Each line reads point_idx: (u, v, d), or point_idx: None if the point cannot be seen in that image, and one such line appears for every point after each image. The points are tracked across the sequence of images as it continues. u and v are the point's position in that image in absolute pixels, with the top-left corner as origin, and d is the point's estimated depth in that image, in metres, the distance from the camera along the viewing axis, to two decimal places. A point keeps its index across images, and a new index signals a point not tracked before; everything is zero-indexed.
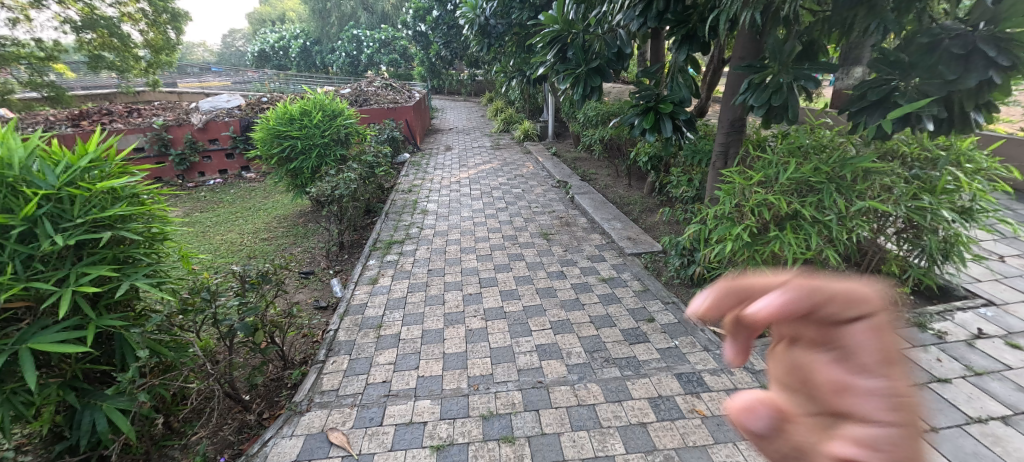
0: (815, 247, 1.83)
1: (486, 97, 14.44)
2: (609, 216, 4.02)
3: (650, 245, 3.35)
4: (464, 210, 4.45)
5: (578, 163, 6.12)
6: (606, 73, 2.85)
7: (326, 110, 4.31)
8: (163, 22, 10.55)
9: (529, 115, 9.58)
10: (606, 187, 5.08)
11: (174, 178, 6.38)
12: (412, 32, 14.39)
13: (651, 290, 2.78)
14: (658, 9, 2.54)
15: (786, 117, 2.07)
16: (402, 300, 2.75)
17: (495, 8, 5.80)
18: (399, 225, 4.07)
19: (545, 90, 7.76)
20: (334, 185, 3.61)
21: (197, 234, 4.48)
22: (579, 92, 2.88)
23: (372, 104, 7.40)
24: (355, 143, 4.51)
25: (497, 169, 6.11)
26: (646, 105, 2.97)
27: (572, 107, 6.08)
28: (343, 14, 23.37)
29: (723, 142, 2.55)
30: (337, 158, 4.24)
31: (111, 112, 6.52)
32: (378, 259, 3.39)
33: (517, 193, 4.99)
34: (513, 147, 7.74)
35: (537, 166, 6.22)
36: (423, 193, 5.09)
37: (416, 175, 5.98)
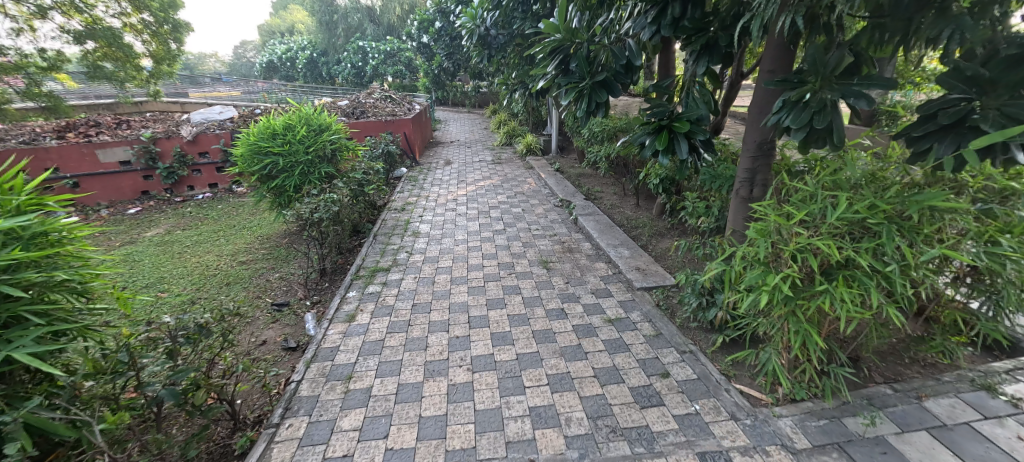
0: (873, 304, 1.47)
1: (490, 109, 14.28)
2: (615, 242, 3.68)
3: (661, 278, 3.00)
4: (459, 232, 4.13)
5: (583, 180, 5.80)
6: (614, 87, 2.54)
7: (312, 125, 4.03)
8: (167, 33, 10.50)
9: (534, 129, 9.30)
10: (613, 208, 4.75)
11: (162, 192, 6.19)
12: (416, 44, 14.34)
13: (665, 335, 2.42)
14: (674, 15, 2.23)
15: (831, 142, 1.73)
16: (379, 344, 2.41)
17: (496, 18, 5.54)
18: (387, 249, 3.75)
19: (549, 103, 7.50)
20: (313, 207, 3.29)
21: (173, 256, 4.19)
22: (582, 108, 2.56)
23: (370, 116, 7.17)
24: (344, 160, 4.22)
25: (497, 185, 5.81)
26: (658, 124, 2.65)
27: (576, 122, 5.79)
28: (350, 26, 23.48)
29: (749, 168, 2.23)
30: (322, 176, 3.94)
31: (100, 124, 6.35)
32: (358, 290, 3.05)
33: (516, 212, 4.69)
34: (515, 161, 7.46)
35: (539, 182, 5.92)
36: (417, 212, 4.78)
37: (411, 191, 5.70)
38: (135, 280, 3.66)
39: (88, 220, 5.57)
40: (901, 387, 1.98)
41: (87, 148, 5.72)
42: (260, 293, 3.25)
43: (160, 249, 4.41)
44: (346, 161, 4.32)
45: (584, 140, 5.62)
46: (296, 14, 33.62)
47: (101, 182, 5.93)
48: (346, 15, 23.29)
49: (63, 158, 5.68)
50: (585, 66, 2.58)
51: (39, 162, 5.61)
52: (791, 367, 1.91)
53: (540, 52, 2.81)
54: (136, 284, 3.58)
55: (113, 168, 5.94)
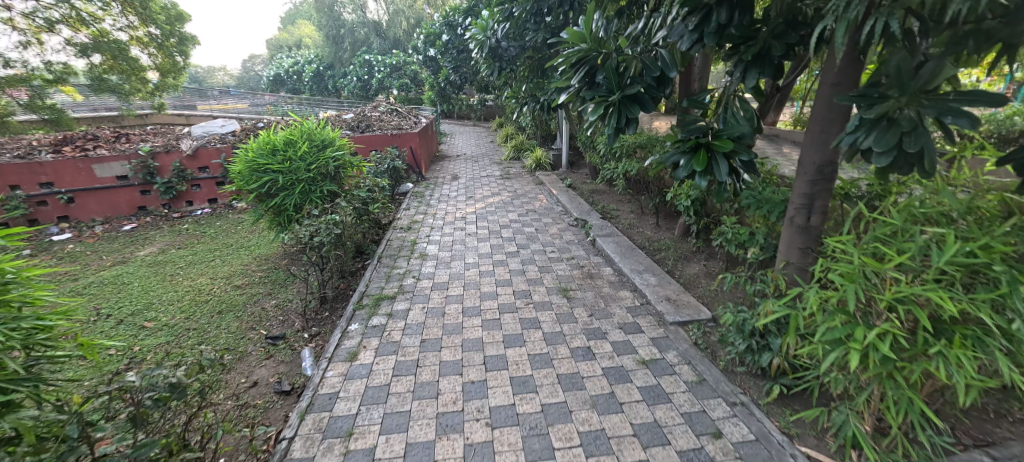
0: (1003, 372, 1.18)
1: (496, 122, 14.17)
2: (639, 267, 3.40)
3: (696, 311, 2.70)
4: (469, 255, 3.86)
5: (596, 197, 5.56)
6: (647, 103, 2.29)
7: (314, 140, 3.80)
8: (173, 46, 10.46)
9: (542, 143, 9.10)
10: (631, 228, 4.48)
11: (160, 208, 5.98)
12: (423, 57, 14.33)
13: (709, 382, 2.12)
14: (720, 22, 1.98)
15: (922, 168, 1.45)
16: (384, 391, 2.12)
17: (507, 30, 5.36)
18: (392, 274, 3.48)
19: (559, 117, 7.31)
20: (313, 229, 3.03)
21: (165, 279, 3.94)
22: (612, 125, 2.31)
23: (375, 130, 6.99)
24: (347, 177, 3.99)
25: (507, 202, 5.56)
26: (695, 143, 2.39)
27: (590, 136, 5.56)
28: (356, 40, 23.64)
29: (806, 193, 1.97)
30: (324, 194, 3.70)
31: (98, 138, 6.17)
32: (361, 322, 2.77)
33: (528, 232, 4.44)
34: (524, 176, 7.23)
35: (550, 199, 5.68)
36: (424, 231, 4.53)
37: (417, 208, 5.46)
38: (122, 307, 3.41)
39: (80, 237, 5.36)
40: (1001, 456, 1.67)
41: (83, 163, 5.53)
42: (253, 324, 2.98)
43: (152, 270, 4.17)
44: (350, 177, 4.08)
45: (598, 155, 5.38)
46: (303, 28, 34.00)
47: (96, 197, 5.73)
48: (352, 29, 23.44)
49: (57, 173, 5.50)
50: (614, 79, 2.33)
51: (33, 177, 5.42)
52: (873, 432, 1.61)
53: (562, 64, 2.57)
54: (123, 311, 3.33)
55: (109, 183, 5.75)
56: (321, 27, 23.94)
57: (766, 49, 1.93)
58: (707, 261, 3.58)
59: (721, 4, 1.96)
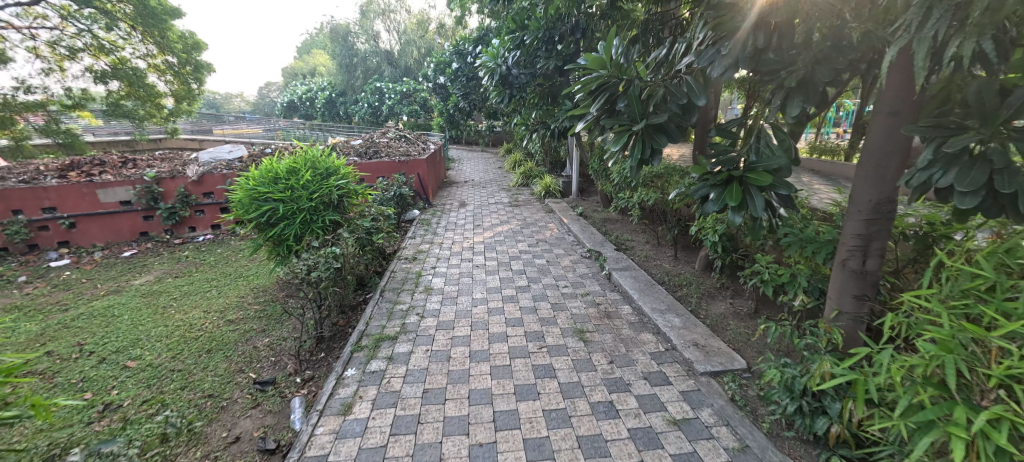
0: None
1: (504, 148, 14.21)
2: (660, 306, 3.14)
3: (729, 359, 2.43)
4: (477, 290, 3.63)
5: (609, 227, 5.36)
6: (674, 133, 2.11)
7: (318, 168, 3.66)
8: (189, 73, 10.67)
9: (551, 169, 8.98)
10: (648, 260, 4.24)
11: (162, 233, 5.87)
12: (433, 85, 14.55)
13: (753, 449, 1.83)
14: (755, 46, 1.81)
15: (1018, 212, 1.22)
16: (379, 454, 1.86)
17: (518, 57, 5.30)
18: (394, 310, 3.25)
19: (569, 144, 7.20)
20: (311, 263, 2.84)
21: (157, 311, 3.75)
22: (636, 156, 2.13)
23: (383, 156, 6.93)
24: (351, 206, 3.83)
25: (517, 231, 5.37)
26: (727, 176, 2.19)
27: (602, 164, 5.41)
28: (368, 69, 24.23)
29: (861, 234, 1.74)
30: (325, 224, 3.53)
31: (104, 163, 6.14)
32: (358, 367, 2.53)
33: (539, 264, 4.22)
34: (533, 203, 7.07)
35: (561, 228, 5.48)
36: (430, 261, 4.33)
37: (424, 236, 5.28)
38: (107, 343, 3.20)
39: (78, 263, 5.22)
40: None
41: (87, 188, 5.47)
42: (243, 366, 2.75)
43: (145, 301, 3.98)
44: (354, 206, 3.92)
45: (612, 184, 5.20)
46: (318, 58, 35.06)
47: (98, 223, 5.64)
48: (365, 57, 24.06)
49: (61, 198, 5.42)
50: (637, 107, 2.16)
51: (36, 202, 5.34)
52: None
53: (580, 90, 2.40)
54: (107, 348, 3.13)
55: (112, 208, 5.66)
56: (335, 56, 24.62)
57: (809, 75, 1.75)
58: (733, 299, 3.33)
59: (758, 27, 1.80)
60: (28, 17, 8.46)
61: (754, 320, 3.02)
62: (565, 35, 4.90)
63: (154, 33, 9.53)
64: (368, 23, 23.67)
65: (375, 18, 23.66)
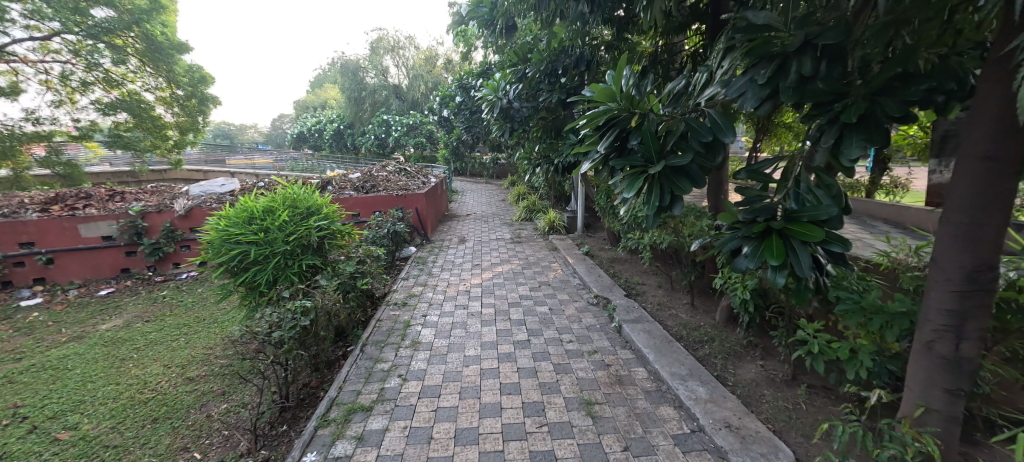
0: None
1: (508, 180, 14.03)
2: (681, 370, 2.70)
3: (771, 449, 1.98)
4: (470, 345, 3.21)
5: (617, 268, 4.96)
6: (698, 176, 1.77)
7: (298, 208, 3.34)
8: (195, 105, 10.70)
9: (556, 203, 8.68)
10: (662, 308, 3.82)
11: (144, 270, 5.56)
12: (438, 117, 14.60)
13: None
14: (801, 74, 1.49)
15: None
16: None
17: (519, 90, 4.99)
18: (374, 371, 2.84)
19: (574, 178, 6.93)
20: (275, 320, 2.46)
21: (113, 364, 3.35)
22: (654, 202, 1.77)
23: (381, 190, 6.67)
24: (334, 249, 3.48)
25: (518, 271, 4.99)
26: (763, 227, 1.82)
27: (610, 201, 5.08)
28: (376, 102, 24.63)
29: (951, 311, 1.36)
30: (303, 269, 3.18)
31: (91, 196, 5.91)
32: (321, 451, 2.09)
33: (541, 312, 3.81)
34: (537, 240, 6.72)
35: (565, 268, 5.10)
36: (421, 308, 3.94)
37: (418, 277, 4.92)
38: (46, 406, 2.80)
39: (50, 302, 4.89)
40: None
41: (68, 222, 5.21)
42: (189, 442, 2.33)
43: (104, 352, 3.60)
44: (338, 249, 3.58)
45: (619, 222, 4.86)
46: (329, 91, 35.96)
47: (77, 259, 5.35)
48: (373, 91, 24.54)
49: (40, 232, 5.16)
50: (653, 146, 1.84)
51: (13, 237, 5.08)
52: None
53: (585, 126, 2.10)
54: (43, 413, 2.72)
55: (93, 243, 5.38)
56: (345, 90, 25.13)
57: (871, 109, 1.43)
58: (764, 361, 2.89)
59: (803, 52, 1.49)
60: (40, 51, 8.58)
61: (791, 389, 2.58)
62: (569, 67, 4.70)
63: (162, 66, 9.61)
64: (378, 58, 24.24)
65: (385, 53, 24.23)
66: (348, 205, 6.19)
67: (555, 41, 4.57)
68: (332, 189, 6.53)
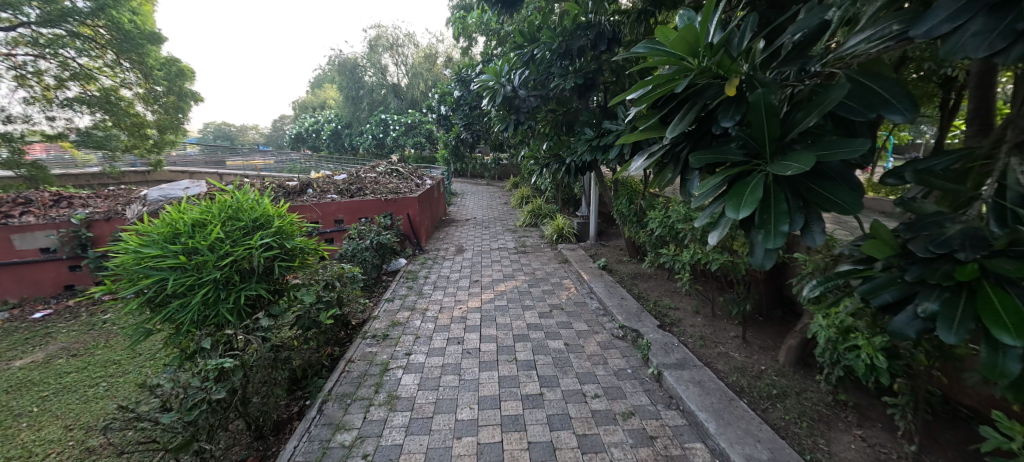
0: None
1: (510, 182, 13.29)
2: (758, 451, 1.92)
3: None
4: (464, 402, 2.43)
5: (643, 287, 4.19)
6: (861, 179, 0.99)
7: (240, 221, 2.54)
8: (176, 101, 9.97)
9: (564, 207, 7.91)
10: (707, 344, 3.04)
11: (91, 287, 4.83)
12: (437, 116, 13.89)
13: None
14: None
15: None
16: None
17: (526, 76, 4.25)
18: (330, 448, 2.06)
19: (586, 180, 6.17)
20: (175, 391, 1.69)
21: (2, 424, 2.58)
22: (783, 224, 1.00)
23: (368, 194, 5.93)
24: (289, 273, 2.69)
25: (525, 291, 4.22)
26: (975, 271, 1.01)
27: (633, 207, 4.30)
28: (374, 101, 23.88)
29: None
30: (243, 303, 2.40)
31: (33, 201, 5.15)
32: None
33: (555, 349, 3.03)
34: (544, 249, 5.96)
35: (580, 287, 4.33)
36: (406, 342, 3.17)
37: (406, 297, 4.15)
38: None
39: None
40: None
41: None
42: None
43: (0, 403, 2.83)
44: (297, 271, 2.80)
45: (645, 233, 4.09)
46: (329, 91, 35.31)
47: (12, 275, 4.60)
48: (372, 90, 23.88)
49: None
50: (774, 127, 1.06)
51: None
52: None
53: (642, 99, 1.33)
54: None
55: (30, 256, 4.62)
56: (342, 89, 24.37)
57: None
58: (864, 430, 2.10)
59: None
60: (6, 43, 7.90)
61: None
62: (586, 49, 3.93)
63: (138, 60, 8.88)
64: (376, 56, 23.44)
65: (384, 51, 23.42)
66: (330, 211, 5.47)
67: (569, 16, 3.80)
68: (312, 193, 5.77)
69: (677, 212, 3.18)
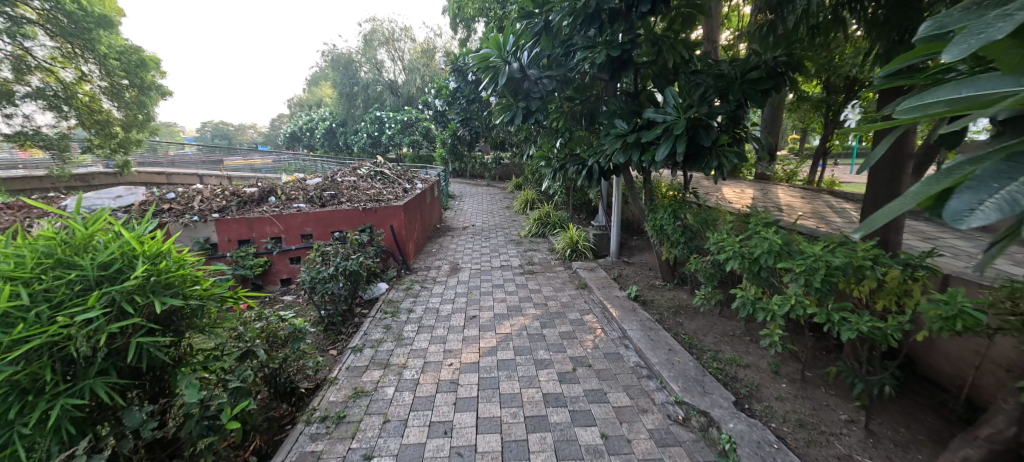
0: None
1: (513, 183, 12.25)
2: None
3: None
4: None
5: (692, 330, 3.19)
6: None
7: (74, 272, 1.52)
8: (140, 95, 8.93)
9: (575, 214, 6.90)
10: (815, 439, 2.04)
11: None
12: (433, 112, 12.86)
13: None
14: None
15: None
16: None
17: (536, 53, 3.23)
18: None
19: (604, 185, 5.15)
20: None
21: None
22: None
23: (345, 202, 4.91)
24: (163, 351, 1.68)
25: (536, 333, 3.23)
26: None
27: (676, 224, 3.31)
28: (369, 98, 22.82)
29: None
30: (62, 419, 1.39)
31: None
32: None
33: (588, 448, 2.02)
34: (556, 267, 4.97)
35: (608, 327, 3.34)
36: (367, 432, 2.16)
37: (381, 342, 3.15)
38: None
39: None
40: None
41: None
42: None
43: None
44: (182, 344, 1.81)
45: (696, 259, 3.08)
46: (324, 89, 34.18)
47: None
48: (367, 85, 22.77)
49: None
50: None
51: None
52: None
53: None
54: None
55: None
56: (336, 85, 23.27)
57: None
58: None
59: None
60: None
61: None
62: (617, 14, 2.92)
63: (93, 48, 7.84)
64: (371, 51, 22.34)
65: (379, 46, 22.28)
66: (295, 223, 4.50)
67: None
68: (275, 201, 4.76)
69: (761, 240, 2.18)
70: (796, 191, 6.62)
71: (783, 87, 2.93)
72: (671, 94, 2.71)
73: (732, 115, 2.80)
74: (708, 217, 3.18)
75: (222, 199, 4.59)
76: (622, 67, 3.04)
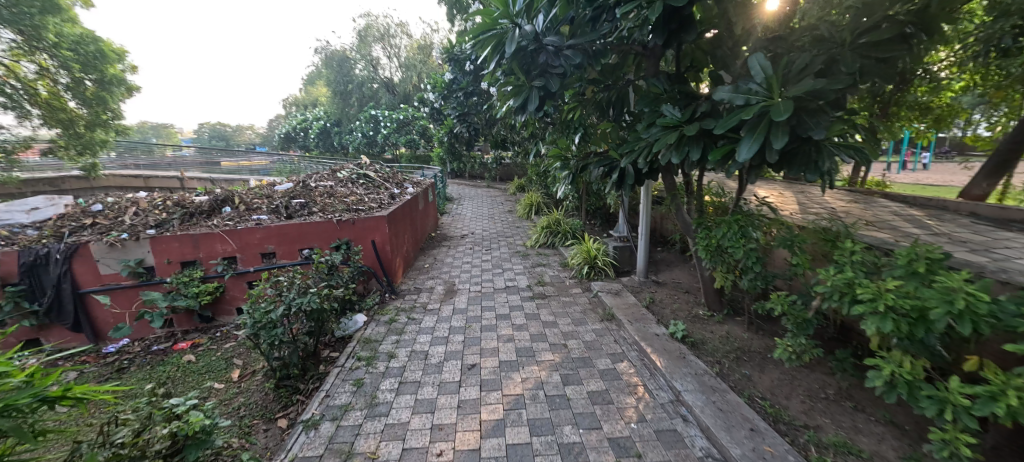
0: None
1: (516, 185, 11.43)
2: None
3: None
4: None
5: (774, 394, 2.33)
6: None
7: None
8: (100, 91, 8.04)
9: (589, 221, 6.04)
10: None
11: None
12: (430, 109, 12.02)
13: None
14: None
15: None
16: None
17: (552, 17, 2.40)
18: None
19: (629, 190, 4.31)
20: None
21: None
22: None
23: (316, 212, 4.05)
24: None
25: (557, 397, 2.38)
26: None
27: (745, 246, 2.44)
28: (364, 96, 21.97)
29: None
30: None
31: None
32: None
33: None
34: (572, 288, 4.14)
35: (651, 384, 2.50)
36: None
37: (345, 411, 2.31)
38: None
39: None
40: None
41: None
42: None
43: None
44: None
45: (778, 296, 2.24)
46: (319, 89, 33.28)
47: None
48: (362, 83, 21.93)
49: None
50: None
51: None
52: None
53: None
54: None
55: None
56: (330, 83, 22.34)
57: None
58: None
59: None
60: None
61: None
62: None
63: (40, 37, 6.96)
64: (366, 47, 21.41)
65: (374, 42, 21.32)
66: (252, 240, 3.66)
67: None
68: (230, 212, 3.92)
69: (938, 291, 1.34)
70: (842, 193, 5.77)
71: (909, 57, 2.08)
72: (757, 65, 1.85)
73: (839, 96, 1.94)
74: (791, 238, 2.33)
75: (162, 211, 3.75)
76: (682, 29, 2.28)
